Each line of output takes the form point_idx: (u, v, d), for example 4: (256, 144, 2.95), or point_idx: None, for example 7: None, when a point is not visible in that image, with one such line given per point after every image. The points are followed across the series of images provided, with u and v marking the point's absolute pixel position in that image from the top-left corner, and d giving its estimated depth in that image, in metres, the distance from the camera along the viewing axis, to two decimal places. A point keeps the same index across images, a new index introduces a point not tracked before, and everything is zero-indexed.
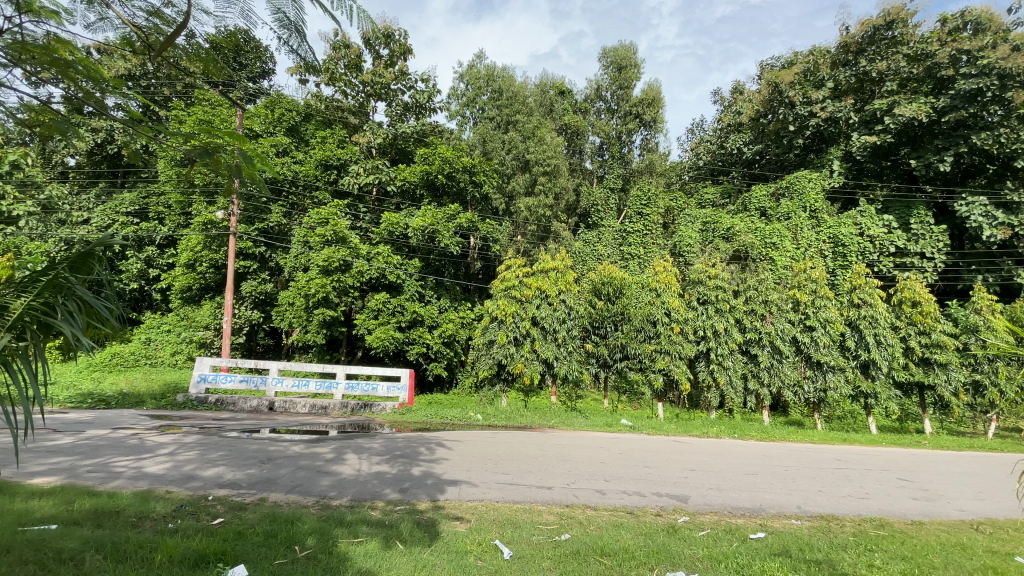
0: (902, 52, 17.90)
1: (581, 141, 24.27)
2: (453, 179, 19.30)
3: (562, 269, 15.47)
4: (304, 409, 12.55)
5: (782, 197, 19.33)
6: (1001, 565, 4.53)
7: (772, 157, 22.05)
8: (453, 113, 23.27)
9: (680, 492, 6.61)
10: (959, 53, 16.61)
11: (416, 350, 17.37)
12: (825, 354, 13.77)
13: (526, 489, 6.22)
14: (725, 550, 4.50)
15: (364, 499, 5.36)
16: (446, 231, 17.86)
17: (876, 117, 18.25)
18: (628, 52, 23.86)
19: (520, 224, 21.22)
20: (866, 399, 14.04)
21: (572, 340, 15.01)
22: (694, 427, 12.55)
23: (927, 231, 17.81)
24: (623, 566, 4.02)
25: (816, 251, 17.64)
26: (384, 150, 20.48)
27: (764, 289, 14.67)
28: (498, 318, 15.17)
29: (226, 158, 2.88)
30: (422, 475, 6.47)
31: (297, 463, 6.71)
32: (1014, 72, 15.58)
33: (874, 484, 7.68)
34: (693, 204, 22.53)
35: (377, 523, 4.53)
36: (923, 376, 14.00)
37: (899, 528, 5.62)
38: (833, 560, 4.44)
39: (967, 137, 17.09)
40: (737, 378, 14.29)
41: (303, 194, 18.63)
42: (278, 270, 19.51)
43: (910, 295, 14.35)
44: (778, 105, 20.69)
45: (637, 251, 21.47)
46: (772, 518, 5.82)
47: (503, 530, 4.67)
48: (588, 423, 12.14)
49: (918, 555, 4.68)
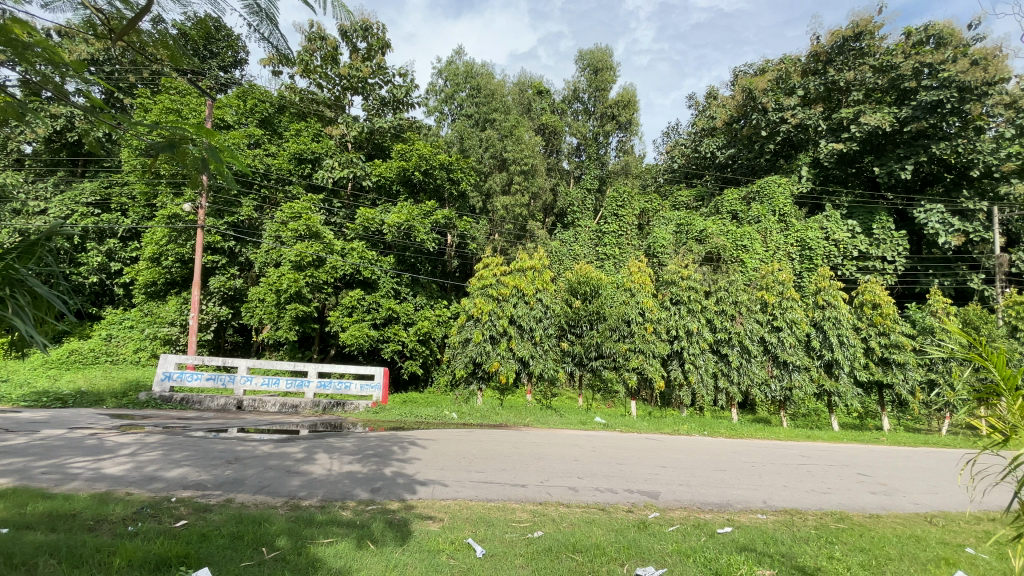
0: (867, 63, 18.57)
1: (558, 141, 24.37)
2: (430, 176, 19.18)
3: (539, 268, 15.59)
4: (274, 408, 12.32)
5: (753, 201, 19.91)
6: (953, 556, 4.75)
7: (743, 161, 22.61)
8: (430, 109, 22.84)
9: (650, 489, 6.73)
10: (921, 66, 17.36)
11: (391, 348, 17.06)
12: (791, 354, 14.25)
13: (500, 487, 6.24)
14: (693, 545, 4.61)
15: (334, 499, 5.28)
16: (423, 227, 17.68)
17: (843, 126, 18.97)
18: (604, 55, 24.22)
19: (497, 222, 21.18)
20: (830, 398, 14.49)
21: (548, 338, 15.17)
22: (666, 425, 12.78)
23: (888, 236, 18.47)
24: (594, 562, 4.07)
25: (784, 253, 18.17)
26: (360, 145, 20.18)
27: (734, 290, 15.18)
28: (475, 316, 15.12)
29: (193, 151, 2.81)
30: (394, 475, 6.42)
31: (265, 463, 6.57)
32: (973, 86, 16.32)
33: (835, 479, 7.98)
34: (667, 206, 22.97)
35: (348, 523, 4.46)
36: (882, 375, 14.50)
37: (858, 521, 5.86)
38: (796, 553, 4.60)
39: (928, 147, 17.90)
40: (708, 376, 14.58)
41: (275, 187, 18.23)
42: (248, 265, 19.07)
43: (871, 297, 14.91)
44: (751, 111, 21.15)
45: (613, 251, 21.47)
46: (739, 513, 5.98)
47: (476, 528, 4.66)
48: (563, 421, 12.25)
49: (875, 546, 4.89)
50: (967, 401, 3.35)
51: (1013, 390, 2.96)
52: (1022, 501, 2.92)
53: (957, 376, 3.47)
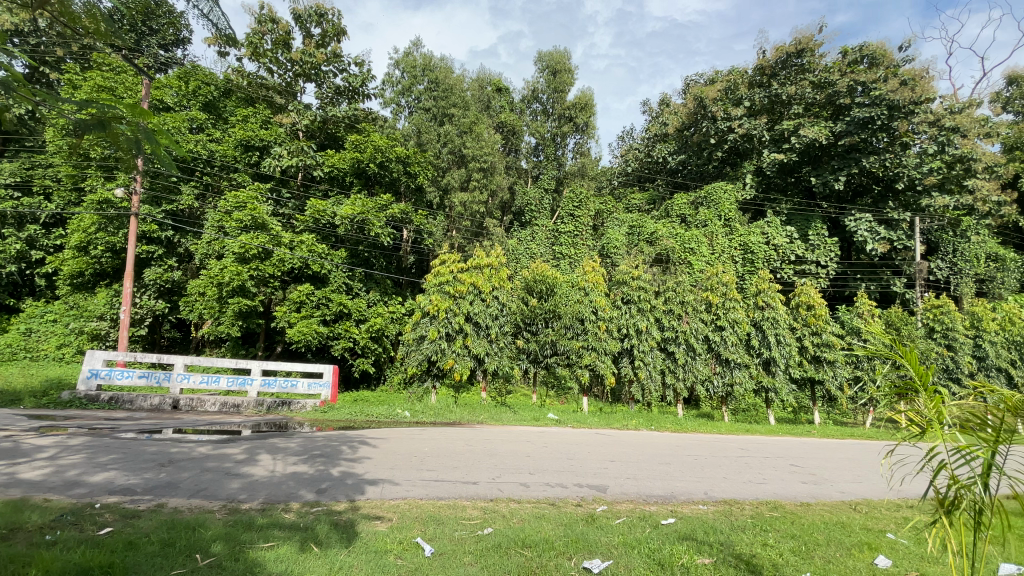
0: (807, 79, 19.66)
1: (517, 140, 24.58)
2: (386, 168, 18.80)
3: (495, 266, 15.54)
4: (214, 407, 11.75)
5: (700, 205, 20.79)
6: (873, 541, 5.14)
7: (692, 167, 23.54)
8: (386, 100, 22.35)
9: (599, 483, 6.90)
10: (855, 84, 18.59)
11: (341, 345, 16.56)
12: (733, 352, 15.04)
13: (451, 485, 6.21)
14: (638, 536, 4.77)
15: (277, 502, 5.10)
16: (377, 221, 17.45)
17: (784, 137, 20.07)
18: (563, 58, 24.54)
19: (454, 218, 20.92)
20: (768, 394, 15.35)
21: (503, 336, 15.25)
22: (615, 420, 13.12)
23: (822, 242, 19.76)
24: (543, 556, 4.14)
25: (728, 257, 19.03)
26: (311, 134, 19.41)
27: (681, 290, 15.81)
28: (431, 313, 14.95)
29: (124, 131, 2.62)
30: (342, 476, 6.26)
31: (203, 465, 6.24)
32: (901, 104, 17.69)
33: (770, 470, 8.48)
34: (621, 208, 23.60)
35: (292, 525, 4.33)
36: (814, 372, 15.45)
37: (790, 509, 6.25)
38: (732, 541, 4.85)
39: (859, 160, 19.29)
40: (656, 372, 15.07)
41: (219, 175, 17.40)
42: (188, 257, 18.06)
43: (806, 299, 15.82)
44: (701, 119, 22.05)
45: (568, 251, 21.60)
46: (681, 504, 6.24)
47: (425, 527, 4.63)
48: (516, 418, 12.34)
49: (804, 533, 5.23)
50: (890, 399, 3.54)
51: (928, 384, 3.19)
52: (936, 489, 3.17)
53: (881, 375, 3.67)
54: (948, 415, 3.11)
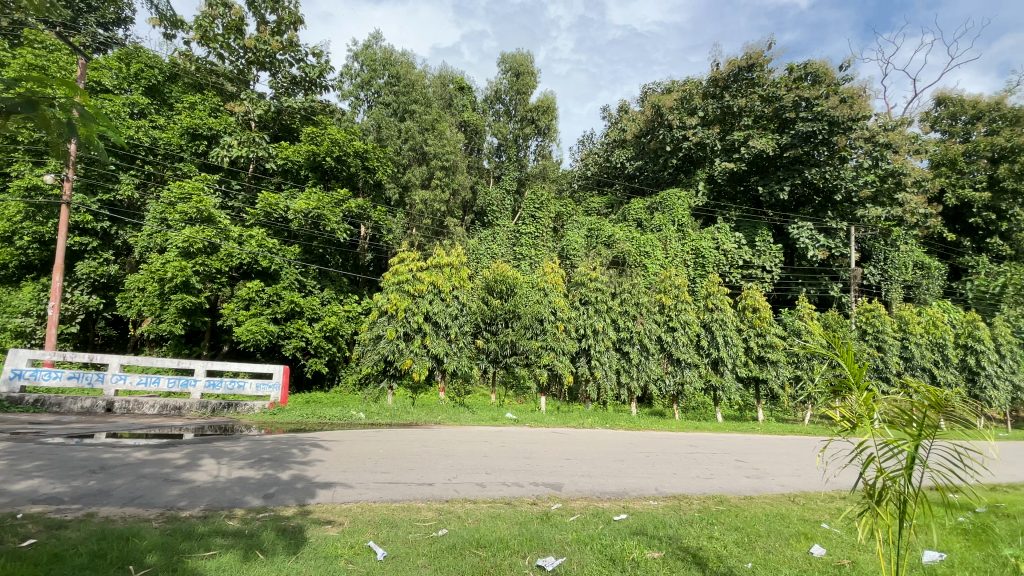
0: (756, 93, 20.64)
1: (479, 140, 24.55)
2: (343, 163, 18.32)
3: (456, 265, 15.41)
4: (152, 410, 11.09)
5: (655, 210, 21.44)
6: (808, 531, 5.48)
7: (648, 173, 24.26)
8: (345, 92, 21.77)
9: (555, 481, 7.01)
10: (800, 99, 19.66)
11: (293, 344, 16.04)
12: (683, 352, 15.64)
13: (405, 487, 6.13)
14: (590, 533, 4.88)
15: (220, 508, 4.89)
16: (333, 216, 17.03)
17: (735, 147, 20.99)
18: (525, 60, 24.68)
19: (414, 217, 20.62)
20: (716, 392, 16.01)
21: (463, 336, 15.19)
22: (572, 419, 13.36)
23: (768, 248, 20.83)
24: (497, 556, 4.16)
25: (681, 260, 19.73)
26: (264, 125, 18.65)
27: (636, 292, 16.15)
28: (389, 312, 14.69)
29: (57, 113, 2.46)
30: (291, 480, 6.06)
31: (139, 471, 5.89)
32: (840, 120, 18.92)
33: (717, 465, 8.87)
34: (581, 211, 23.96)
35: (236, 533, 4.17)
36: (759, 371, 16.22)
37: (734, 503, 6.56)
38: (680, 535, 5.04)
39: (802, 171, 20.46)
40: (612, 372, 15.43)
41: (163, 164, 16.51)
42: (126, 250, 17.06)
43: (751, 302, 16.58)
44: (658, 127, 22.76)
45: (529, 252, 21.71)
46: (633, 500, 6.42)
47: (378, 531, 4.56)
48: (474, 418, 12.32)
49: (747, 525, 5.51)
50: (827, 397, 3.79)
51: (860, 382, 3.45)
52: (865, 480, 3.42)
53: (819, 374, 3.92)
54: (878, 411, 3.39)
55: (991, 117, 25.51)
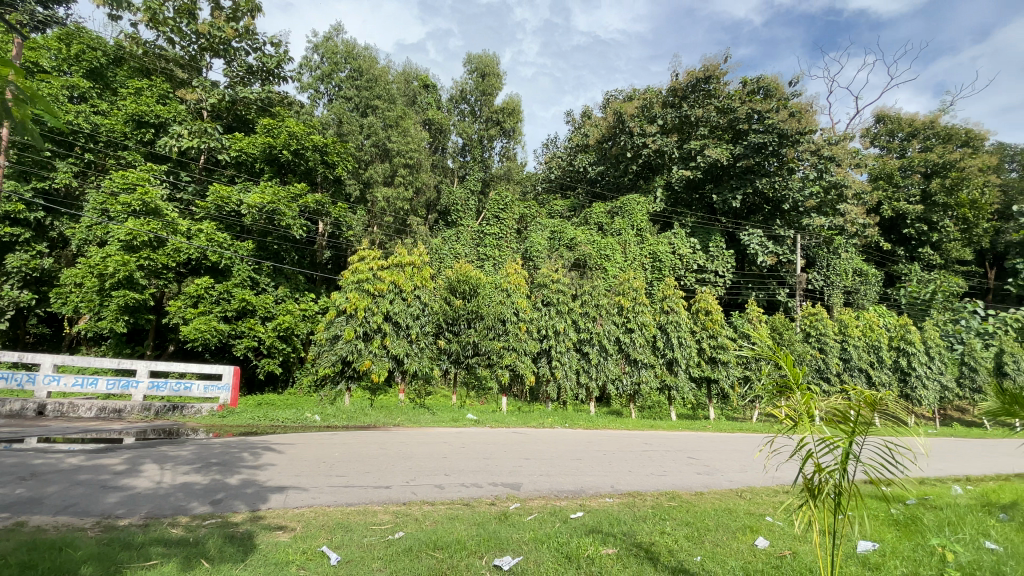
0: (713, 104, 21.26)
1: (443, 139, 24.40)
2: (301, 157, 17.80)
3: (418, 264, 15.27)
4: (89, 413, 10.43)
5: (616, 215, 21.92)
6: (753, 524, 5.77)
7: (610, 178, 24.83)
8: (304, 84, 21.13)
9: (514, 481, 7.07)
10: (752, 112, 20.61)
11: (244, 344, 15.45)
12: (640, 352, 16.09)
13: (361, 490, 6.03)
14: (548, 532, 4.96)
15: (163, 516, 4.67)
16: (289, 211, 16.49)
17: (691, 155, 21.74)
18: (491, 61, 24.72)
19: (376, 214, 20.25)
20: (670, 391, 16.54)
21: (425, 336, 15.06)
22: (533, 419, 13.50)
23: (720, 253, 21.73)
24: (454, 557, 4.16)
25: (639, 264, 20.30)
26: (217, 115, 17.85)
27: (596, 294, 16.48)
28: (347, 312, 14.36)
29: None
30: (241, 484, 5.85)
31: (73, 478, 5.53)
32: (789, 134, 19.99)
33: (670, 462, 9.19)
34: (544, 213, 24.19)
35: (179, 541, 3.99)
36: (711, 372, 16.87)
37: (686, 499, 6.82)
38: (634, 531, 5.19)
39: (753, 181, 21.45)
40: (572, 372, 15.66)
41: (104, 152, 15.58)
42: (62, 242, 16.03)
43: (705, 305, 17.24)
44: (620, 133, 23.35)
45: (492, 252, 21.71)
46: (590, 498, 6.57)
47: (332, 535, 4.47)
48: (434, 419, 12.24)
49: (697, 520, 5.74)
50: (771, 397, 3.99)
51: (799, 383, 3.69)
52: (805, 475, 3.63)
53: (763, 375, 4.13)
54: (817, 410, 3.61)
55: (925, 135, 27.46)
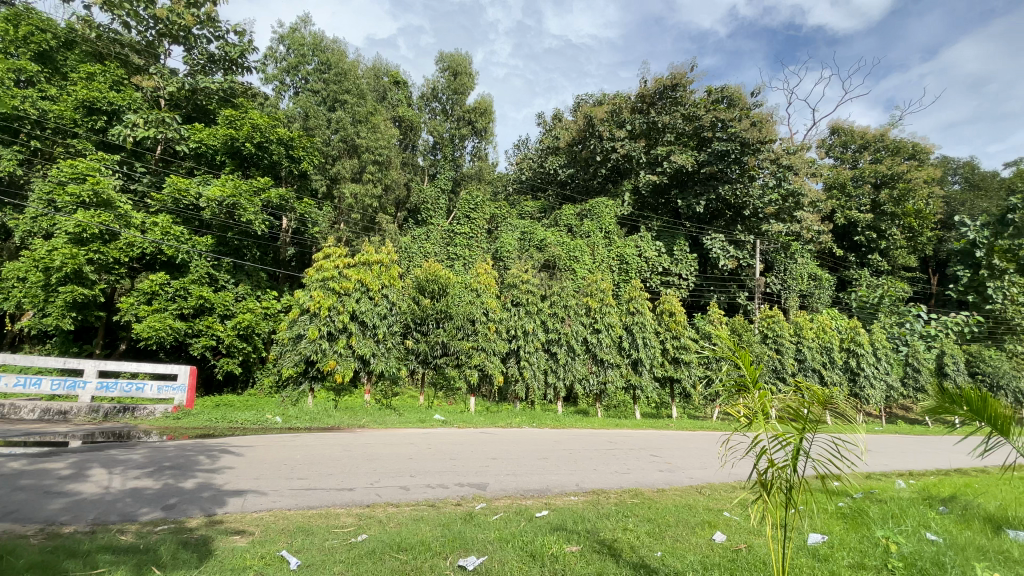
0: (679, 111, 21.78)
1: (414, 136, 24.16)
2: (265, 150, 17.33)
3: (386, 263, 15.09)
4: (31, 415, 9.87)
5: (585, 217, 22.20)
6: (712, 519, 5.98)
7: (579, 181, 25.17)
8: (269, 76, 20.54)
9: (480, 481, 7.09)
10: (717, 120, 21.21)
11: (202, 343, 14.89)
12: (607, 352, 16.39)
13: (324, 493, 5.92)
14: (513, 531, 5.00)
15: (112, 522, 4.47)
16: (251, 206, 16.00)
17: (658, 161, 22.25)
18: (463, 60, 24.64)
19: (343, 211, 19.85)
20: (635, 391, 16.90)
21: (392, 336, 14.93)
22: (500, 419, 13.54)
23: (684, 257, 22.37)
24: (417, 559, 4.14)
25: (607, 266, 20.66)
26: (176, 104, 17.17)
27: (564, 295, 16.68)
28: (311, 311, 14.02)
29: None
30: (197, 488, 5.66)
31: (13, 484, 5.23)
32: (751, 142, 20.73)
33: (634, 460, 9.40)
34: (514, 214, 24.26)
35: (128, 549, 3.84)
36: (674, 371, 17.34)
37: (648, 495, 7.00)
38: (597, 528, 5.29)
39: (717, 187, 22.14)
40: (540, 372, 15.77)
41: (52, 139, 14.75)
42: (4, 234, 15.14)
43: (669, 307, 17.69)
44: (590, 137, 23.67)
45: (462, 252, 21.62)
46: (555, 497, 6.65)
47: (292, 539, 4.38)
48: (401, 420, 12.12)
49: (659, 516, 5.90)
50: (731, 395, 4.13)
51: (755, 382, 3.85)
52: (759, 471, 3.78)
53: (723, 375, 4.28)
54: (772, 409, 3.76)
55: (876, 147, 28.98)
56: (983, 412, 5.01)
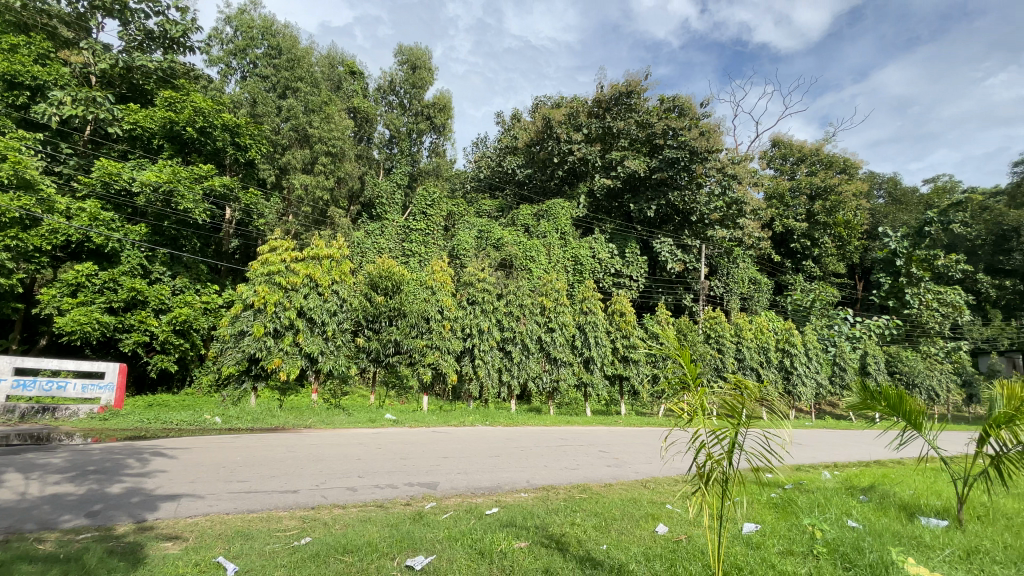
0: (633, 118, 22.49)
1: (369, 129, 23.57)
2: (208, 136, 16.48)
3: (337, 258, 14.68)
4: None
5: (542, 217, 22.42)
6: (655, 511, 6.25)
7: (537, 181, 25.45)
8: (213, 58, 19.49)
9: (430, 480, 7.05)
10: (669, 128, 22.08)
11: (133, 340, 13.91)
12: (560, 351, 16.71)
13: (266, 496, 5.72)
14: (462, 529, 5.02)
15: (27, 531, 4.14)
16: (190, 194, 15.13)
17: (612, 165, 22.83)
18: (423, 54, 24.33)
19: (293, 203, 19.10)
20: (586, 388, 17.28)
21: (342, 334, 14.52)
22: (453, 417, 13.48)
23: (635, 259, 23.10)
24: (363, 560, 4.08)
25: (562, 266, 21.04)
26: (108, 82, 16.00)
27: (520, 294, 16.79)
28: (256, 306, 13.44)
29: None
30: (125, 494, 5.31)
31: None
32: (699, 151, 21.74)
33: (583, 456, 9.64)
34: (472, 212, 24.12)
35: (47, 558, 3.57)
36: (623, 370, 17.86)
37: (596, 490, 7.21)
38: (545, 524, 5.40)
39: (667, 193, 23.03)
40: (494, 371, 15.81)
41: None
42: None
43: (620, 307, 18.20)
44: (547, 139, 23.94)
45: (418, 248, 21.29)
46: (505, 494, 6.73)
47: (230, 544, 4.21)
48: (350, 420, 11.83)
49: (605, 510, 6.10)
50: (675, 392, 4.29)
51: (695, 379, 4.04)
52: (698, 465, 3.96)
53: (667, 374, 4.45)
54: (710, 405, 3.96)
55: (811, 161, 31.04)
56: (899, 406, 5.49)
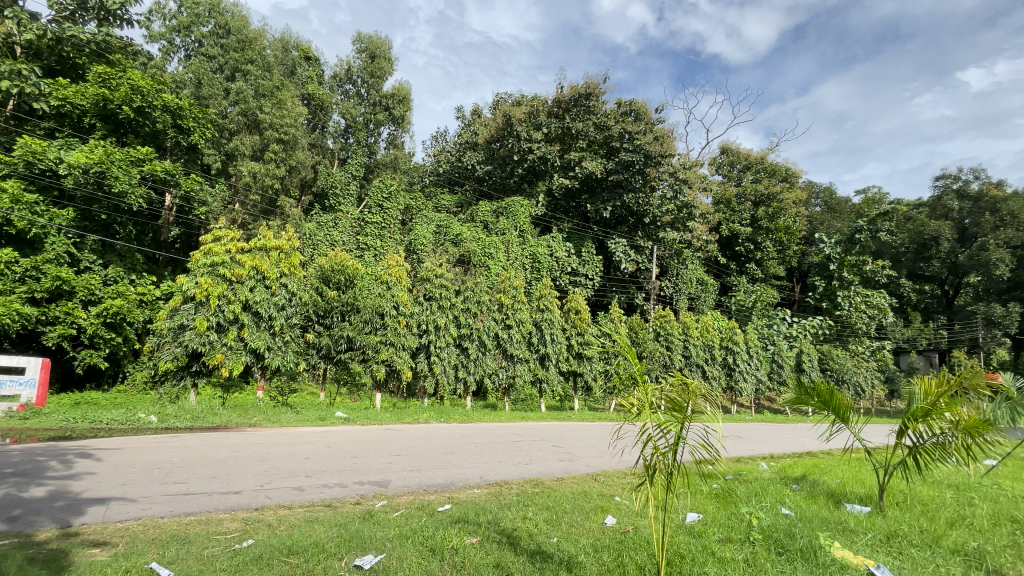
0: (591, 120, 22.85)
1: (324, 117, 22.81)
2: (146, 116, 15.49)
3: (286, 250, 14.14)
4: None
5: (501, 214, 22.45)
6: (604, 504, 6.43)
7: (496, 178, 25.46)
8: (153, 34, 18.30)
9: (381, 478, 6.95)
10: (625, 132, 22.61)
11: (57, 333, 12.88)
12: (516, 348, 16.83)
13: (207, 497, 5.47)
14: (414, 526, 4.99)
15: None
16: (126, 177, 14.14)
17: (571, 165, 23.13)
18: (382, 44, 23.80)
19: (240, 190, 18.20)
20: (541, 384, 17.48)
21: (291, 329, 13.99)
22: (407, 415, 13.30)
23: (591, 258, 23.58)
24: (309, 561, 3.98)
25: (519, 263, 21.19)
26: (33, 53, 14.72)
27: (478, 291, 16.75)
28: (198, 299, 12.75)
29: None
30: (48, 498, 4.94)
31: None
32: (653, 155, 22.44)
33: (536, 451, 9.78)
34: (430, 206, 23.80)
35: None
36: (577, 366, 18.21)
37: (547, 484, 7.34)
38: (497, 519, 5.45)
39: (622, 195, 23.64)
40: (449, 367, 15.71)
41: None
42: None
43: (576, 305, 18.52)
44: (507, 136, 23.96)
45: (374, 242, 20.79)
46: (458, 490, 6.74)
47: (165, 549, 4.01)
48: (298, 418, 11.45)
49: (557, 504, 6.23)
50: (625, 387, 4.43)
51: (641, 375, 4.19)
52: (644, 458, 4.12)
53: (617, 370, 4.59)
54: (656, 399, 4.13)
55: (756, 168, 32.60)
56: (829, 401, 5.92)
